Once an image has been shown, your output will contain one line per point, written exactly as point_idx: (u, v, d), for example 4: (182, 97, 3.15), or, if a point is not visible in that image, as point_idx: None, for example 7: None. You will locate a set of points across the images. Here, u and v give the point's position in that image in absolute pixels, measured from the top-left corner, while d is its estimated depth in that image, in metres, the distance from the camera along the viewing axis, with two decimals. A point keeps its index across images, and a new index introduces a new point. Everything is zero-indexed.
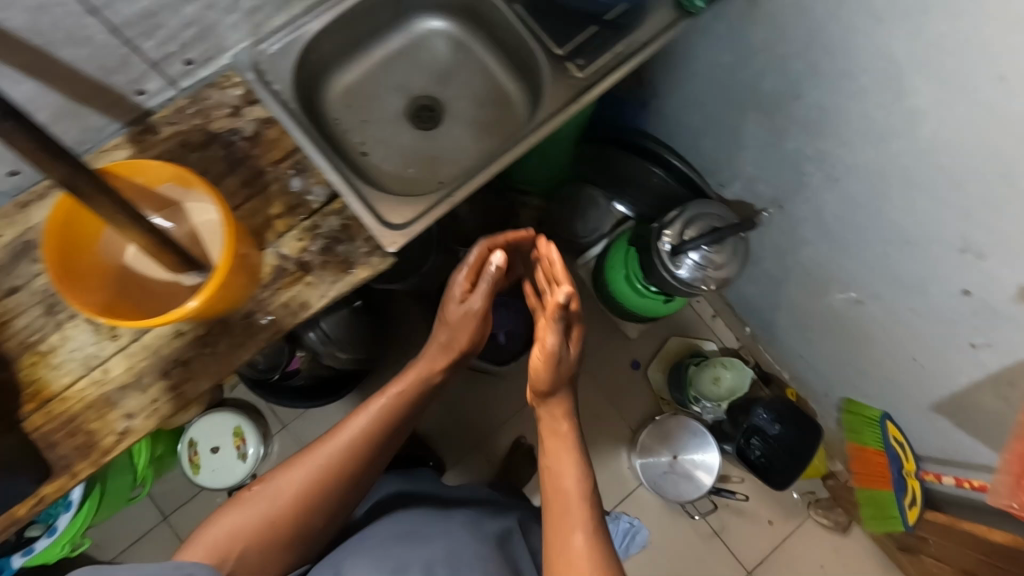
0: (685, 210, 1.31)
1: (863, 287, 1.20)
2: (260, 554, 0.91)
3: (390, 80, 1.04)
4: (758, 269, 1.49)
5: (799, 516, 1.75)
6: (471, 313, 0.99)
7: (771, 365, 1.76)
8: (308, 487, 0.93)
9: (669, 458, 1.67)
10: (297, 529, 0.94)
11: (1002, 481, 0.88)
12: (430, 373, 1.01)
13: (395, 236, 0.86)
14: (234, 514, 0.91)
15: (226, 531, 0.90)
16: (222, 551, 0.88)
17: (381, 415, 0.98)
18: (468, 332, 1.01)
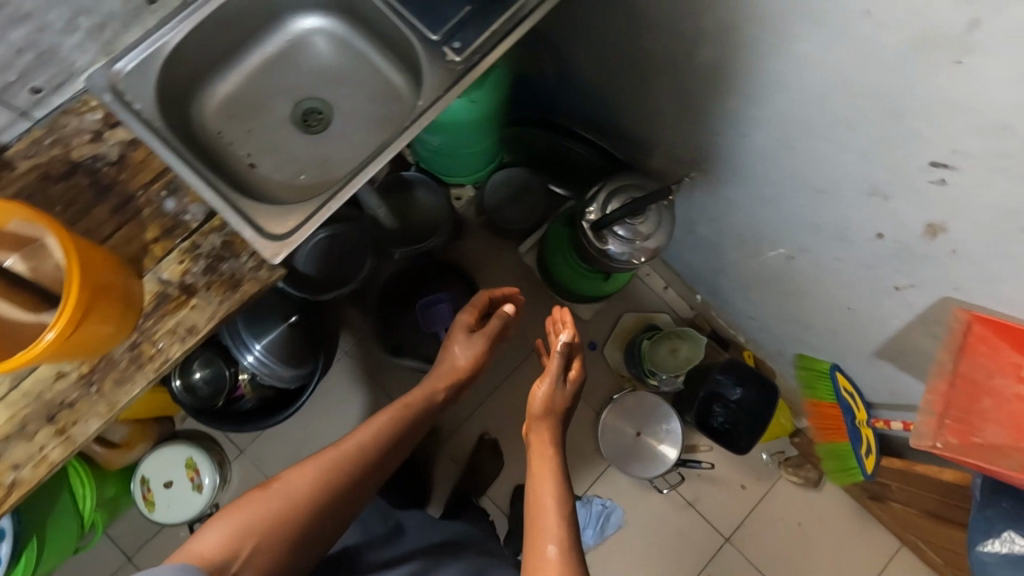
0: (608, 183, 1.27)
1: (790, 241, 1.19)
2: (270, 557, 0.86)
3: (274, 86, 1.00)
4: (694, 235, 1.47)
5: (771, 477, 1.74)
6: (474, 347, 1.19)
7: (727, 330, 1.74)
8: (318, 486, 0.94)
9: (633, 435, 1.66)
10: (305, 533, 0.91)
11: (925, 424, 0.98)
12: (434, 392, 1.15)
13: (276, 245, 0.82)
14: (234, 518, 0.86)
15: (231, 531, 0.85)
16: (232, 549, 0.83)
17: (394, 421, 1.06)
18: (469, 357, 1.19)
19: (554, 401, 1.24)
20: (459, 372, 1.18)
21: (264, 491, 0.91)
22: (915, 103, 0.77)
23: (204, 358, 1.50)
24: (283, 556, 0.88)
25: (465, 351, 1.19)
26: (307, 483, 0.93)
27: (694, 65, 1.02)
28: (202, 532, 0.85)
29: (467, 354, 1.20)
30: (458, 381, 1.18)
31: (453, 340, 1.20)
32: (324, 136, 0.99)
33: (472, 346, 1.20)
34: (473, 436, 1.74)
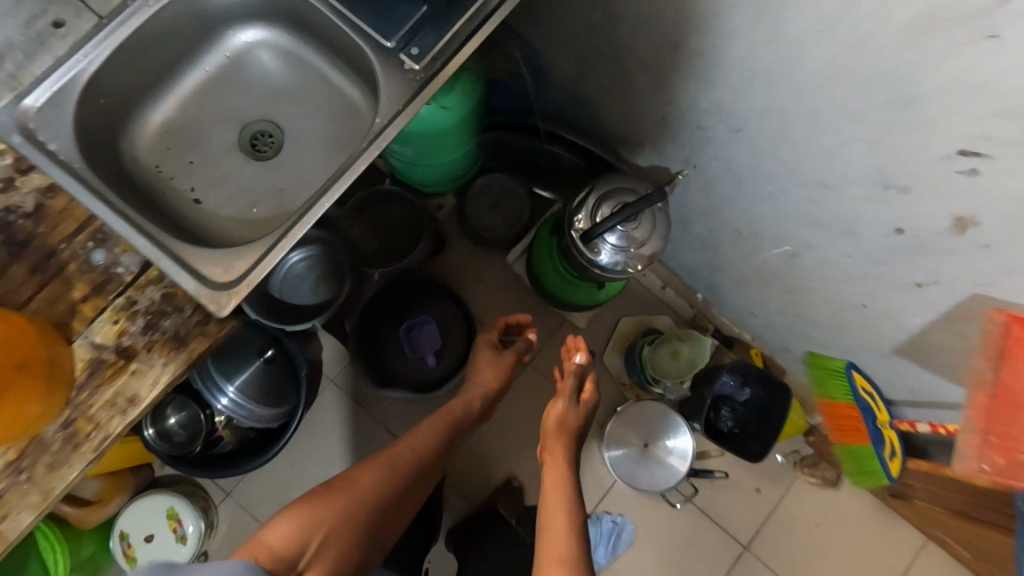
0: (596, 188, 1.17)
1: (795, 239, 1.09)
2: (334, 556, 0.91)
3: (218, 112, 0.90)
4: (691, 234, 1.37)
5: (787, 479, 1.66)
6: (502, 363, 1.32)
7: (730, 327, 1.64)
8: (378, 482, 1.04)
9: (640, 448, 1.57)
10: (359, 537, 0.96)
11: (968, 444, 0.89)
12: (469, 401, 1.26)
13: (224, 297, 0.73)
14: (297, 517, 0.91)
15: (298, 530, 0.89)
16: (301, 543, 0.88)
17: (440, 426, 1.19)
18: (498, 371, 1.32)
19: (570, 421, 1.32)
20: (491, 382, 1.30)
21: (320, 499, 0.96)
22: (934, 87, 0.68)
23: (178, 401, 1.42)
24: (342, 557, 0.92)
25: (494, 367, 1.32)
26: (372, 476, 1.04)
27: (676, 59, 0.93)
28: (273, 522, 0.90)
29: (495, 373, 1.31)
30: (488, 395, 1.30)
31: (482, 357, 1.35)
32: (276, 165, 0.89)
33: (500, 363, 1.32)
34: (471, 458, 1.65)
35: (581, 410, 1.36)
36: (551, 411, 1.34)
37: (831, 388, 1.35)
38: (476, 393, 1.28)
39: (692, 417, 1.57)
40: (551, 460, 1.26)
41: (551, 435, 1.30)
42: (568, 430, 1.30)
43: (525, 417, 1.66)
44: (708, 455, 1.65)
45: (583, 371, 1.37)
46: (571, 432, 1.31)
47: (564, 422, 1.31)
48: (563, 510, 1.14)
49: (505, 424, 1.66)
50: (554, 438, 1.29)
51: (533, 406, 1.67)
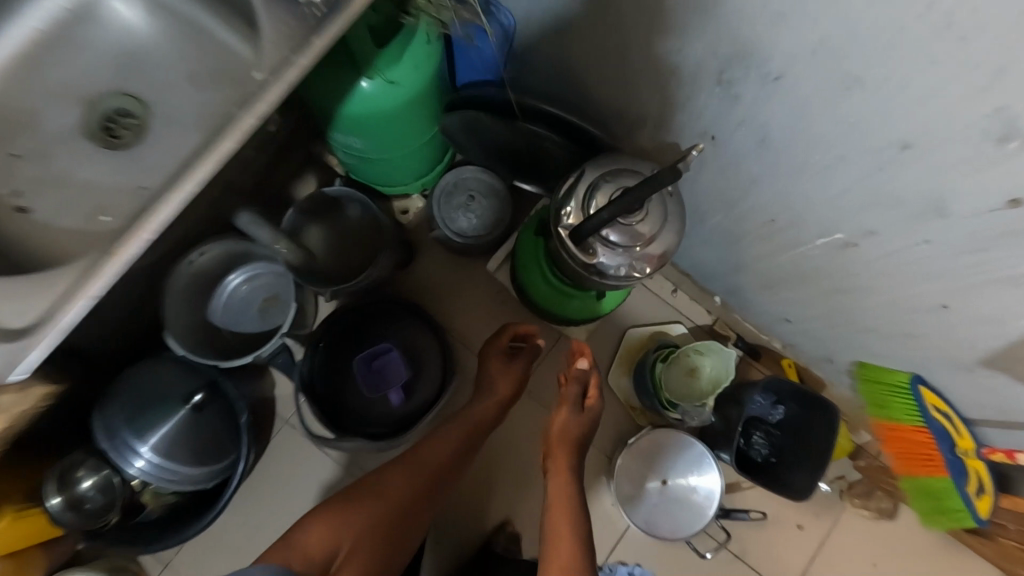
0: (588, 170, 0.91)
1: (848, 224, 0.85)
2: (366, 555, 0.94)
3: (56, 87, 0.84)
4: (707, 226, 1.11)
5: (834, 511, 1.39)
6: (512, 369, 1.21)
7: (756, 335, 1.39)
8: (405, 484, 1.04)
9: (657, 486, 1.31)
10: (390, 527, 0.99)
11: None
12: (484, 414, 1.16)
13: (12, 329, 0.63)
14: (325, 524, 0.93)
15: (328, 525, 0.93)
16: (331, 543, 0.91)
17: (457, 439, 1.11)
18: (509, 378, 1.20)
19: (575, 434, 1.12)
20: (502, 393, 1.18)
21: (349, 503, 0.98)
22: None
23: (93, 460, 1.11)
24: (376, 554, 0.95)
25: (506, 373, 1.20)
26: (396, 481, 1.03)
27: None
28: (303, 529, 0.92)
29: (507, 380, 1.20)
30: (503, 404, 1.19)
31: (492, 360, 1.22)
32: (119, 157, 0.83)
33: (513, 369, 1.21)
34: (457, 506, 1.39)
35: (584, 422, 1.13)
36: (552, 424, 1.13)
37: (896, 411, 1.08)
38: (490, 403, 1.18)
39: (719, 445, 1.31)
40: (554, 477, 1.07)
41: (553, 448, 1.11)
42: (570, 444, 1.11)
43: (518, 453, 1.40)
44: (740, 488, 1.38)
45: (586, 376, 1.16)
46: (572, 449, 1.11)
47: (565, 434, 1.12)
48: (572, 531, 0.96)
49: (494, 463, 1.40)
50: (557, 451, 1.10)
51: (527, 440, 1.41)
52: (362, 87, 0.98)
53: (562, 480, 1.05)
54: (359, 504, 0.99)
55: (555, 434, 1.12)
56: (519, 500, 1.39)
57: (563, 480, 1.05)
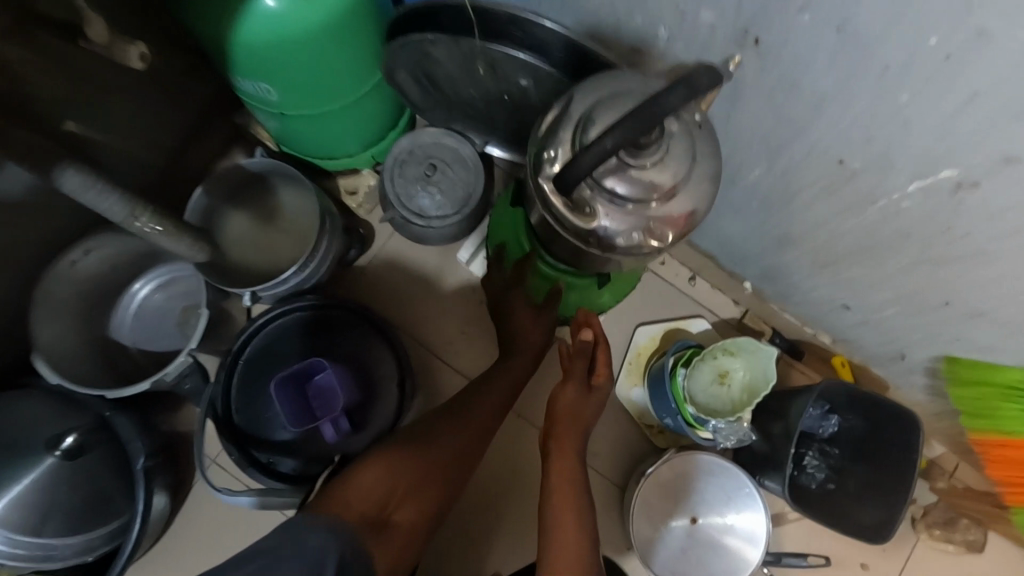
0: (573, 98, 0.64)
1: (966, 153, 0.57)
2: (414, 516, 0.71)
3: None
4: (741, 186, 0.84)
5: (908, 547, 1.10)
6: (539, 316, 0.95)
7: (798, 329, 1.11)
8: (452, 437, 0.80)
9: (685, 525, 1.03)
10: (436, 486, 0.75)
11: None
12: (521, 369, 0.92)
13: None
14: (386, 471, 0.71)
15: (381, 471, 0.71)
16: (381, 497, 0.68)
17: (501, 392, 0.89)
18: (539, 327, 0.94)
19: (586, 412, 0.84)
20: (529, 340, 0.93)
21: (410, 447, 0.76)
22: None
23: None
24: (422, 511, 0.72)
25: (538, 321, 0.95)
26: (445, 434, 0.80)
27: None
28: (357, 475, 0.70)
29: (537, 331, 0.95)
30: (531, 362, 0.94)
31: (515, 306, 0.96)
32: None
33: (541, 316, 0.95)
34: None
35: (594, 404, 0.86)
36: (555, 397, 0.85)
37: (984, 429, 0.88)
38: (521, 358, 0.93)
39: (762, 469, 1.02)
40: (555, 463, 0.79)
41: (557, 427, 0.82)
42: (577, 425, 0.83)
43: (509, 481, 1.07)
44: (788, 523, 1.09)
45: (592, 351, 0.87)
46: (577, 430, 0.82)
47: (566, 406, 0.83)
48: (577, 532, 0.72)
49: (477, 499, 1.06)
50: (562, 429, 0.82)
51: (522, 465, 1.07)
52: (263, 4, 0.73)
53: (566, 467, 0.78)
54: (410, 451, 0.76)
55: (559, 410, 0.83)
56: (510, 544, 1.05)
57: (572, 466, 0.79)
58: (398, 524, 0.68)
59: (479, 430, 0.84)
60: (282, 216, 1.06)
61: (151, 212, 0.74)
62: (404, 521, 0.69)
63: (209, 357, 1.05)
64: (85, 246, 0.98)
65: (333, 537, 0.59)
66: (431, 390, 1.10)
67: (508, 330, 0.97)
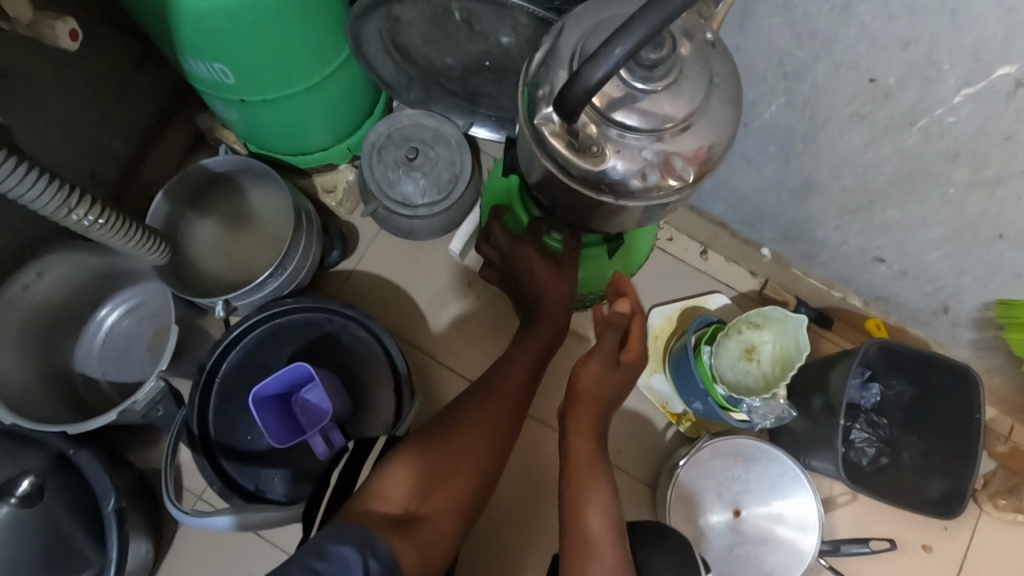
0: (562, 30, 0.56)
1: None
2: (442, 514, 0.63)
3: None
4: (754, 130, 0.76)
5: (971, 522, 0.99)
6: (556, 274, 0.78)
7: (824, 293, 1.03)
8: (482, 418, 0.70)
9: (730, 518, 0.94)
10: (467, 479, 0.66)
11: None
12: (552, 338, 0.80)
13: None
14: (413, 461, 0.64)
15: (405, 470, 0.63)
16: (401, 501, 0.61)
17: (534, 362, 0.77)
18: (560, 285, 0.78)
19: (613, 392, 0.71)
20: (553, 298, 0.79)
21: (434, 435, 0.68)
22: None
23: None
24: (453, 505, 0.64)
25: (556, 279, 0.78)
26: (477, 412, 0.71)
27: None
28: (385, 467, 0.63)
29: (561, 288, 0.79)
30: (558, 325, 0.80)
31: (525, 258, 0.79)
32: None
33: (557, 270, 0.78)
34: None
35: (620, 380, 0.71)
36: (576, 372, 0.70)
37: None
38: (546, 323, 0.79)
39: (806, 449, 0.93)
40: (576, 451, 0.68)
41: (575, 406, 0.70)
42: (605, 401, 0.70)
43: (534, 478, 0.96)
44: (838, 507, 0.99)
45: (626, 324, 0.73)
46: (600, 410, 0.70)
47: (585, 384, 0.70)
48: (604, 525, 0.64)
49: (503, 503, 0.95)
50: (580, 410, 0.70)
51: (548, 461, 0.97)
52: None
53: (590, 453, 0.68)
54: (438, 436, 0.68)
55: (582, 387, 0.70)
56: (547, 546, 0.94)
57: (595, 458, 0.68)
58: (423, 524, 0.61)
59: (508, 407, 0.73)
60: (254, 219, 0.97)
61: (90, 204, 0.65)
62: (429, 524, 0.61)
63: (184, 381, 0.95)
64: (37, 267, 0.89)
65: (358, 548, 0.52)
66: (435, 397, 1.00)
67: (525, 285, 0.81)
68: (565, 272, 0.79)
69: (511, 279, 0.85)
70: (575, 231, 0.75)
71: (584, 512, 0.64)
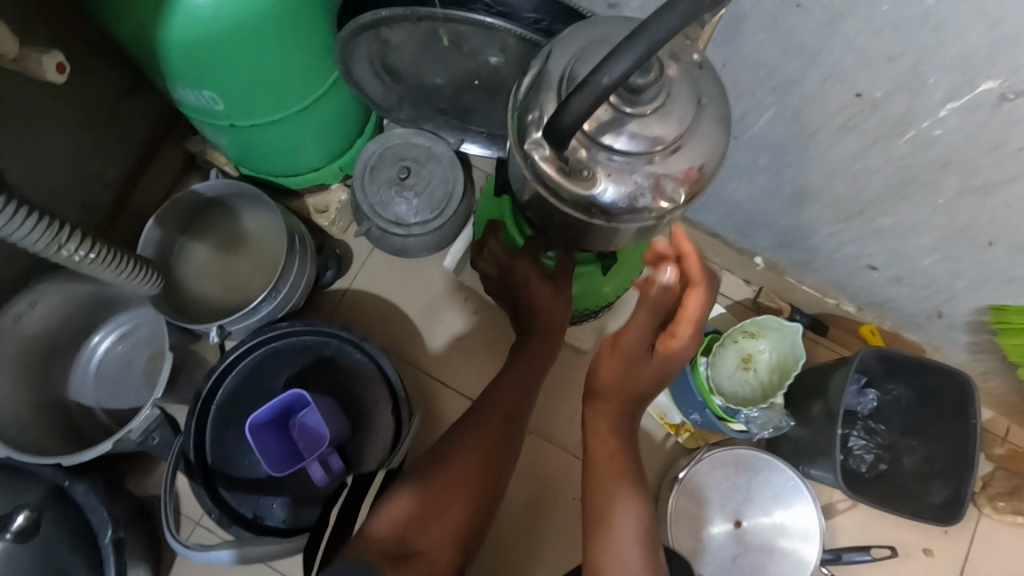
0: (549, 55, 0.56)
1: (1013, 51, 0.49)
2: (444, 545, 0.63)
3: None
4: (745, 142, 0.77)
5: (972, 524, 0.99)
6: (548, 289, 0.77)
7: (819, 299, 1.03)
8: (483, 442, 0.71)
9: (731, 529, 0.93)
10: (471, 504, 0.67)
11: None
12: (549, 353, 0.79)
13: None
14: (411, 496, 0.65)
15: (402, 506, 0.63)
16: (399, 535, 0.61)
17: (532, 381, 0.77)
18: (554, 301, 0.77)
19: (638, 388, 0.68)
20: (550, 313, 0.77)
21: (433, 466, 0.68)
22: None
23: None
24: (457, 534, 0.65)
25: (549, 293, 0.77)
26: (472, 438, 0.71)
27: None
28: (384, 505, 0.64)
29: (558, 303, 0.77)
30: (552, 339, 0.78)
31: (522, 273, 0.77)
32: None
33: (553, 286, 0.77)
34: None
35: (654, 371, 0.68)
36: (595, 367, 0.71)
37: None
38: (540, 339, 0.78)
39: (806, 458, 0.93)
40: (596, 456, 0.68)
41: (596, 400, 0.70)
42: (628, 396, 0.69)
43: (538, 495, 0.96)
44: (840, 513, 0.99)
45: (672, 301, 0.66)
46: (623, 409, 0.69)
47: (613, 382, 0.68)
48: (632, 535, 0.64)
49: (508, 523, 0.95)
50: (601, 406, 0.70)
51: (552, 477, 0.97)
52: None
53: (609, 457, 0.68)
54: (432, 467, 0.68)
55: (605, 383, 0.69)
56: (556, 562, 0.94)
57: (621, 465, 0.67)
58: (424, 557, 0.61)
59: (503, 428, 0.73)
60: (247, 242, 0.96)
61: (81, 239, 0.65)
62: (430, 555, 0.62)
63: (179, 407, 0.94)
64: (30, 297, 0.88)
65: None
66: (434, 415, 1.00)
67: (521, 300, 0.79)
68: (562, 287, 0.77)
69: (503, 293, 0.83)
70: (571, 249, 0.75)
71: (609, 522, 0.65)
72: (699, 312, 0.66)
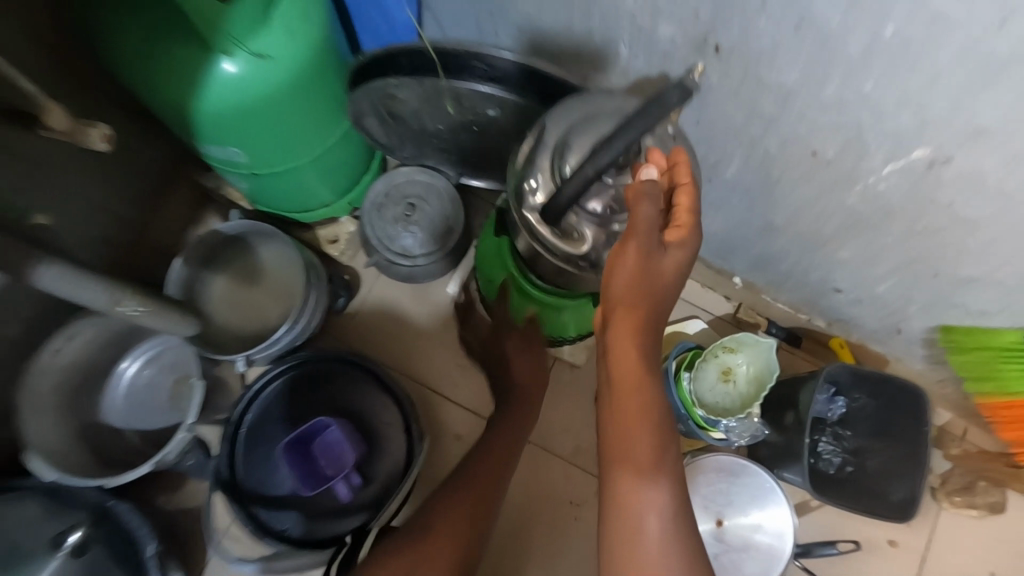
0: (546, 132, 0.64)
1: (937, 131, 0.58)
2: None
3: None
4: (719, 184, 0.85)
5: (932, 517, 1.09)
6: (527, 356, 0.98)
7: (793, 315, 1.12)
8: (469, 498, 0.80)
9: (714, 529, 1.03)
10: (461, 554, 0.74)
11: None
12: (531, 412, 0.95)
13: None
14: (405, 551, 0.72)
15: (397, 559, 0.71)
16: None
17: (513, 438, 0.90)
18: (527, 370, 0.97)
19: (658, 290, 0.57)
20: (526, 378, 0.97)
21: (424, 521, 0.77)
22: None
23: None
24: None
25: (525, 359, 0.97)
26: (459, 498, 0.80)
27: None
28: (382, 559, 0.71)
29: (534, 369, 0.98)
30: (526, 403, 0.95)
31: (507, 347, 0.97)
32: None
33: (531, 357, 0.97)
34: None
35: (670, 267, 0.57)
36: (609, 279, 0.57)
37: (1007, 379, 0.84)
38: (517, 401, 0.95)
39: (781, 463, 1.02)
40: (621, 381, 0.56)
41: (612, 320, 0.57)
42: (652, 302, 0.57)
43: (535, 505, 1.05)
44: (812, 510, 1.09)
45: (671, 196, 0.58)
46: (647, 319, 0.57)
47: (631, 297, 0.56)
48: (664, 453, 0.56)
49: (508, 534, 1.04)
50: (620, 322, 0.57)
51: (549, 487, 1.06)
52: (224, 71, 0.71)
53: (633, 376, 0.56)
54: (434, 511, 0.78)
55: (620, 291, 0.56)
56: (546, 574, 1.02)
57: (647, 385, 0.56)
58: None
59: (488, 487, 0.82)
60: (265, 276, 1.04)
61: (133, 296, 0.74)
62: None
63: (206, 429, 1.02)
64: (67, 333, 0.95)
65: None
66: (441, 429, 1.09)
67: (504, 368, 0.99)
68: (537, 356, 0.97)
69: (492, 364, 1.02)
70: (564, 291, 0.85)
71: (642, 444, 0.56)
72: (694, 208, 0.59)
